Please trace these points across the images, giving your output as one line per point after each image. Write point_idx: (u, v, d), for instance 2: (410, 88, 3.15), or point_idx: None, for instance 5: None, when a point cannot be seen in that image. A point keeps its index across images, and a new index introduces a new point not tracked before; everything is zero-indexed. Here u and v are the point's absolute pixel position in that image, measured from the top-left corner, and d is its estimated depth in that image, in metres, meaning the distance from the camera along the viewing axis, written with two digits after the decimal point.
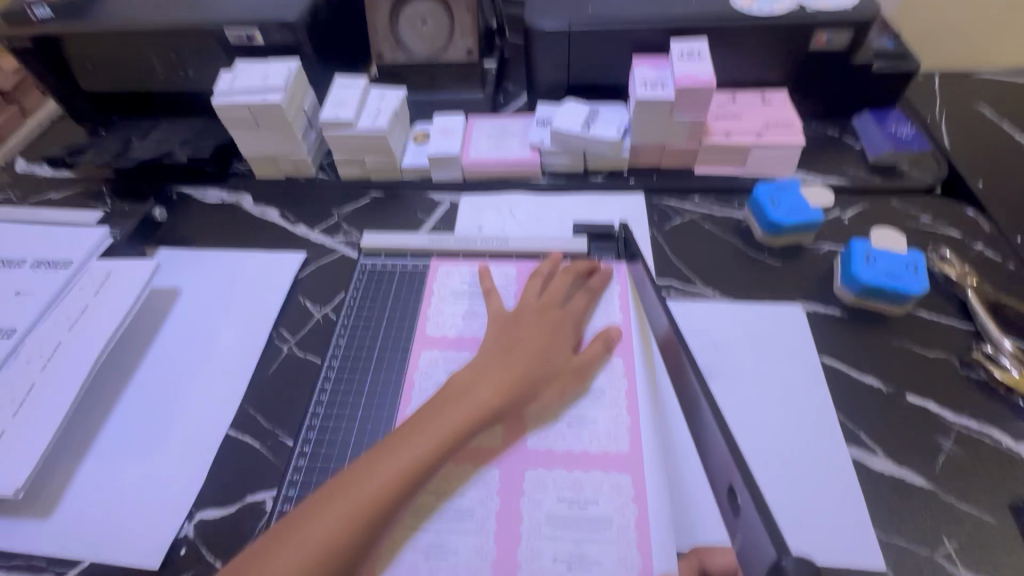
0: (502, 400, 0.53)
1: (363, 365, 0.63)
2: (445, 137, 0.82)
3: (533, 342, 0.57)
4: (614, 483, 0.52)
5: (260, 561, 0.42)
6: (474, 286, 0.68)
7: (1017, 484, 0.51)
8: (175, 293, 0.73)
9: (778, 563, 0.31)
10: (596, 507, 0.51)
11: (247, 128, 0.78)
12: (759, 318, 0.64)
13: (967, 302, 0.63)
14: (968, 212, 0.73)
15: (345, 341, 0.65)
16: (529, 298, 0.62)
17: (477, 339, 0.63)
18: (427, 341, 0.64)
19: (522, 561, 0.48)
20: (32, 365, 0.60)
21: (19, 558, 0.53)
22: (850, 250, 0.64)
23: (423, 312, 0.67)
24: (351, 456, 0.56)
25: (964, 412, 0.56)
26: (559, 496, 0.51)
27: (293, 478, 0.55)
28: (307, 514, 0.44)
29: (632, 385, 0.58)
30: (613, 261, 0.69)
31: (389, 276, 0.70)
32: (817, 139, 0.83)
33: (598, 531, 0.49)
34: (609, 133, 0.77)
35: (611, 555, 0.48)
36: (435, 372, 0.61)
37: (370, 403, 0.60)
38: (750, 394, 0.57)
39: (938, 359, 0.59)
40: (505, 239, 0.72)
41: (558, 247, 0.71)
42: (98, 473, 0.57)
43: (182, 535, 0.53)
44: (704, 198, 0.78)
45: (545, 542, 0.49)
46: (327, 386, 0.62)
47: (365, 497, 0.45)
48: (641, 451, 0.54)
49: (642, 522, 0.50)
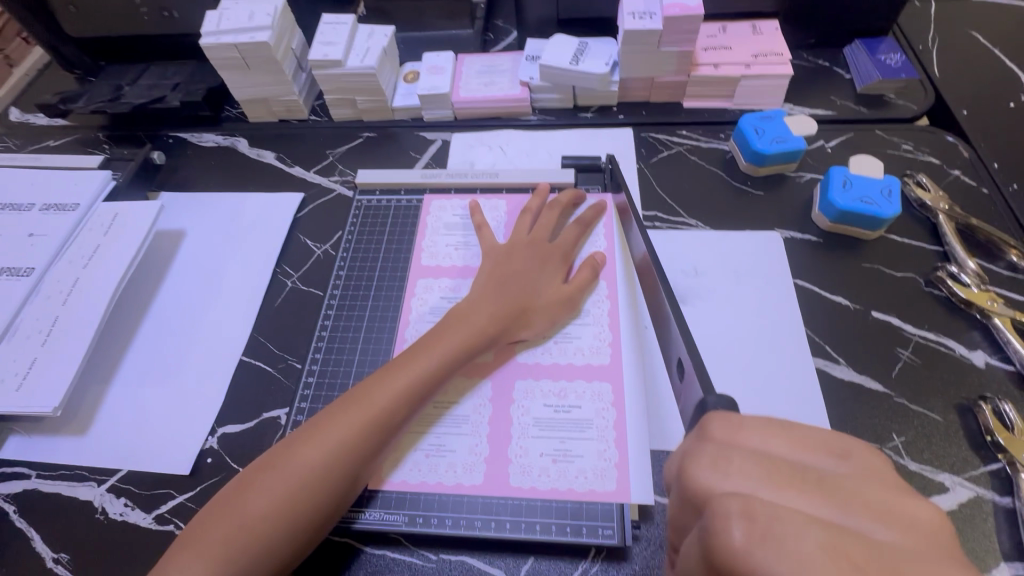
0: (497, 323, 0.57)
1: (364, 294, 0.67)
2: (435, 74, 0.82)
3: (523, 272, 0.61)
4: (595, 391, 0.57)
5: (284, 455, 0.47)
6: (466, 219, 0.72)
7: (964, 387, 0.56)
8: (181, 235, 0.76)
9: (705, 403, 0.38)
10: (579, 411, 0.56)
11: (237, 69, 0.79)
12: (739, 245, 0.67)
13: (938, 225, 0.66)
14: (949, 139, 0.74)
15: (346, 274, 0.69)
16: (520, 232, 0.66)
17: (470, 267, 0.68)
18: (422, 271, 0.68)
19: (512, 457, 0.54)
20: (54, 300, 0.64)
21: (63, 469, 0.58)
22: (829, 177, 0.66)
23: (418, 244, 0.70)
24: (356, 373, 0.62)
25: (924, 325, 0.60)
26: (546, 403, 0.57)
27: (304, 392, 0.61)
28: (325, 420, 0.49)
29: (614, 306, 0.63)
30: (599, 193, 0.72)
31: (385, 211, 0.74)
32: (807, 69, 0.83)
33: (581, 430, 0.55)
34: (597, 66, 0.77)
35: (592, 451, 0.54)
36: (430, 297, 0.66)
37: (371, 328, 0.65)
38: (726, 314, 0.61)
39: (904, 279, 0.63)
40: (495, 173, 0.75)
41: (546, 179, 0.73)
42: (126, 397, 0.62)
43: (207, 447, 0.59)
44: (692, 131, 0.79)
45: (533, 441, 0.55)
46: (331, 314, 0.66)
47: (377, 407, 0.50)
48: (621, 362, 0.59)
49: (620, 422, 0.55)
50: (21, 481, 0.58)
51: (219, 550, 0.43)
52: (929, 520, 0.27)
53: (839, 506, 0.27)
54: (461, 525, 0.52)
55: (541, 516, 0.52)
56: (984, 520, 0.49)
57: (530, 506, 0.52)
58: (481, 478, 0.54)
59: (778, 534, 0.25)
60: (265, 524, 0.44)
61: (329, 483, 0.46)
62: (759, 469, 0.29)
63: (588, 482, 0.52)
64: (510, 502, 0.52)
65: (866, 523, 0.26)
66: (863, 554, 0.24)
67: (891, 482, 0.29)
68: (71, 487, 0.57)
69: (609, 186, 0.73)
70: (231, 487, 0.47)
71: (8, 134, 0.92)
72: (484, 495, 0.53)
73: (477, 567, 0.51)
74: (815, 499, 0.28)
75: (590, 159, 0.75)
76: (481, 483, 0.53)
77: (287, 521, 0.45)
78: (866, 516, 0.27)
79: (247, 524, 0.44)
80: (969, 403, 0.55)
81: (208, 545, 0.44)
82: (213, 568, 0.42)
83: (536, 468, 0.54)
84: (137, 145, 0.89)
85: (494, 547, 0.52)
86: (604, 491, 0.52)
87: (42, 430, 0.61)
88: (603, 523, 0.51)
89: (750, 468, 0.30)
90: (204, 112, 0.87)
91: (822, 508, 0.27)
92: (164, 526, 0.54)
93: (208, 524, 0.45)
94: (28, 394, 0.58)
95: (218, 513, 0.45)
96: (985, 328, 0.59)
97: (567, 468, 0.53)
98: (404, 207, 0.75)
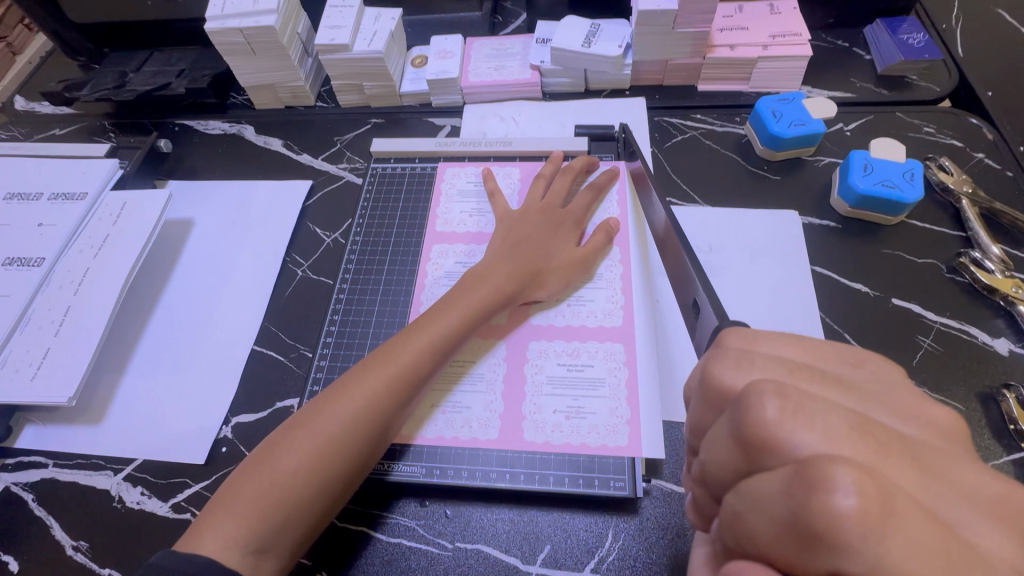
0: (512, 284, 0.57)
1: (377, 271, 0.67)
2: (444, 59, 0.80)
3: (536, 235, 0.61)
4: (608, 351, 0.57)
5: (312, 413, 0.47)
6: (479, 187, 0.71)
7: (987, 375, 0.55)
8: (189, 224, 0.75)
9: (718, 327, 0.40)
10: (592, 369, 0.56)
11: (242, 54, 0.77)
12: (758, 227, 0.65)
13: (961, 209, 0.64)
14: (973, 120, 0.72)
15: (356, 258, 0.68)
16: (533, 198, 0.65)
17: (484, 234, 0.67)
18: (438, 237, 0.68)
19: (526, 414, 0.54)
20: (65, 290, 0.64)
21: (79, 458, 0.59)
22: (848, 161, 0.65)
23: (433, 211, 0.70)
24: (370, 341, 0.62)
25: (945, 312, 0.59)
26: (559, 362, 0.57)
27: (316, 374, 0.60)
28: (352, 378, 0.49)
29: (627, 270, 0.62)
30: (612, 160, 0.71)
31: (400, 177, 0.74)
32: (825, 50, 0.81)
33: (593, 388, 0.55)
34: (610, 49, 0.75)
35: (604, 408, 0.54)
36: (445, 261, 0.66)
37: (386, 301, 0.64)
38: (742, 301, 0.60)
39: (925, 264, 0.62)
40: (509, 141, 0.74)
41: (559, 147, 0.72)
42: (139, 385, 0.62)
43: (222, 436, 0.59)
44: (707, 115, 0.77)
45: (546, 399, 0.55)
46: (342, 299, 0.65)
47: (402, 364, 0.50)
48: (633, 325, 0.58)
49: (632, 380, 0.55)
50: (38, 470, 0.58)
51: (254, 505, 0.43)
52: (942, 417, 0.28)
53: (858, 399, 0.28)
54: (476, 476, 0.52)
55: (554, 469, 0.52)
56: None
57: (544, 459, 0.52)
58: (495, 432, 0.54)
59: (810, 412, 0.25)
60: (299, 478, 0.44)
61: (359, 437, 0.46)
62: (782, 366, 0.29)
63: (600, 438, 0.52)
64: (524, 455, 0.53)
65: (885, 417, 0.27)
66: (888, 436, 0.25)
67: (905, 384, 0.30)
68: (88, 476, 0.57)
69: (621, 155, 0.72)
70: (262, 448, 0.47)
71: (13, 122, 0.91)
72: (499, 448, 0.53)
73: (492, 555, 0.50)
74: (836, 392, 0.28)
75: (603, 128, 0.74)
76: (496, 437, 0.54)
77: (321, 475, 0.44)
78: (883, 410, 0.27)
79: (281, 478, 0.44)
80: (992, 392, 0.54)
81: (241, 501, 0.43)
82: (248, 526, 0.42)
83: (549, 424, 0.53)
84: (143, 133, 0.88)
85: (507, 534, 0.50)
86: (615, 446, 0.52)
87: (58, 419, 0.61)
88: (615, 475, 0.51)
89: (773, 366, 0.29)
90: (210, 100, 0.86)
91: (843, 400, 0.27)
92: (180, 515, 0.54)
93: (240, 481, 0.44)
94: (43, 382, 0.58)
95: (251, 471, 0.45)
96: (1009, 315, 0.58)
97: (580, 423, 0.53)
98: (418, 174, 0.74)
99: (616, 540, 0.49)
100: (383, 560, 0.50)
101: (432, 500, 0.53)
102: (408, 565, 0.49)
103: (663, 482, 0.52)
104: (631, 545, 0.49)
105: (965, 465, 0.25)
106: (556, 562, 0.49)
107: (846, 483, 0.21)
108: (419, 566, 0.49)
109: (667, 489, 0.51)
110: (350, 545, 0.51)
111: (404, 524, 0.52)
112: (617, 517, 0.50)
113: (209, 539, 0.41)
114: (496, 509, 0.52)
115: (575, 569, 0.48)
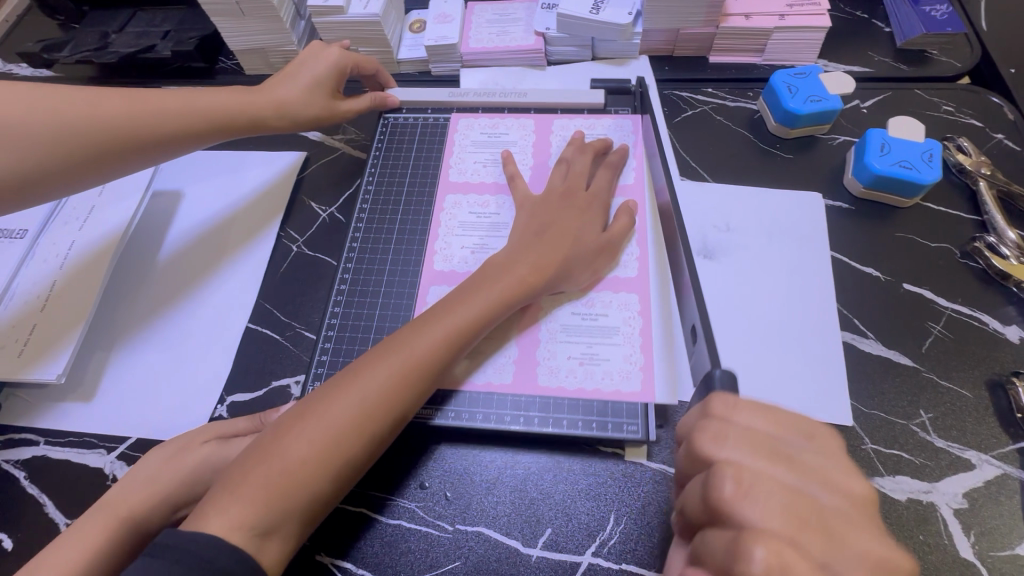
0: (538, 278, 0.54)
1: (391, 219, 0.66)
2: (444, 23, 0.76)
3: (562, 221, 0.58)
4: (622, 301, 0.57)
5: (322, 402, 0.45)
6: (493, 137, 0.70)
7: (998, 362, 0.54)
8: (178, 195, 0.72)
9: (711, 374, 0.40)
10: (606, 319, 0.56)
11: (231, 16, 0.73)
12: (771, 207, 0.63)
13: (978, 192, 0.62)
14: (994, 99, 0.70)
15: (371, 203, 0.68)
16: (556, 180, 0.62)
17: (498, 186, 0.66)
18: (451, 186, 0.67)
19: (541, 359, 0.54)
20: (50, 264, 0.62)
21: (71, 435, 0.57)
22: (865, 139, 0.62)
23: (446, 161, 0.69)
24: (384, 290, 0.62)
25: (957, 298, 0.57)
26: (574, 311, 0.57)
27: (330, 321, 0.60)
28: (363, 366, 0.48)
29: (642, 223, 0.61)
30: (628, 114, 0.69)
31: (411, 128, 0.72)
32: (845, 21, 0.77)
33: (608, 337, 0.55)
34: (619, 16, 0.71)
35: (618, 355, 0.54)
36: (460, 213, 0.65)
37: (400, 249, 0.64)
38: (750, 283, 0.58)
39: (939, 249, 0.60)
40: (523, 93, 0.72)
41: (573, 98, 0.71)
42: (128, 363, 0.61)
43: (216, 416, 0.57)
44: (718, 89, 0.74)
45: (561, 346, 0.55)
46: (355, 248, 0.65)
47: (416, 355, 0.48)
48: (647, 275, 0.58)
49: (645, 329, 0.55)
50: (29, 448, 0.57)
51: (262, 490, 0.41)
52: (859, 488, 0.36)
53: (800, 474, 0.36)
54: (491, 419, 0.52)
55: (569, 411, 0.52)
56: (1010, 497, 0.48)
57: (558, 403, 0.53)
58: (509, 377, 0.54)
59: (756, 493, 0.34)
60: (309, 466, 0.43)
61: (369, 430, 0.45)
62: (749, 443, 0.36)
63: (614, 383, 0.53)
64: (538, 399, 0.53)
65: (815, 489, 0.35)
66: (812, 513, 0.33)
67: (842, 458, 0.37)
68: (80, 454, 0.56)
69: (638, 109, 0.70)
70: (268, 433, 0.45)
71: None
72: (514, 392, 0.53)
73: (494, 538, 0.49)
74: (785, 471, 0.36)
75: (620, 82, 0.72)
76: (509, 381, 0.54)
77: (330, 466, 0.43)
78: (817, 485, 0.35)
79: (290, 465, 0.42)
80: (1001, 380, 0.53)
81: (249, 484, 0.42)
82: (259, 508, 0.41)
83: (564, 370, 0.54)
84: None
85: (508, 517, 0.50)
86: (629, 391, 0.52)
87: (47, 397, 0.59)
88: (628, 419, 0.52)
89: (743, 442, 0.36)
90: (198, 63, 0.82)
91: (786, 475, 0.35)
92: None
93: (246, 466, 0.43)
94: (31, 358, 0.56)
95: (258, 456, 0.43)
96: (1021, 301, 0.57)
97: (594, 369, 0.53)
98: (430, 125, 0.72)
99: (618, 524, 0.49)
100: (383, 542, 0.50)
101: (432, 482, 0.52)
102: (407, 547, 0.49)
103: (666, 467, 0.51)
104: (633, 529, 0.49)
105: (864, 534, 0.34)
106: (557, 545, 0.49)
107: (760, 557, 0.31)
108: (419, 548, 0.49)
109: (669, 473, 0.51)
110: (349, 523, 0.50)
111: (404, 506, 0.51)
112: (621, 518, 0.49)
113: (215, 518, 0.40)
114: (496, 491, 0.51)
115: (577, 553, 0.48)
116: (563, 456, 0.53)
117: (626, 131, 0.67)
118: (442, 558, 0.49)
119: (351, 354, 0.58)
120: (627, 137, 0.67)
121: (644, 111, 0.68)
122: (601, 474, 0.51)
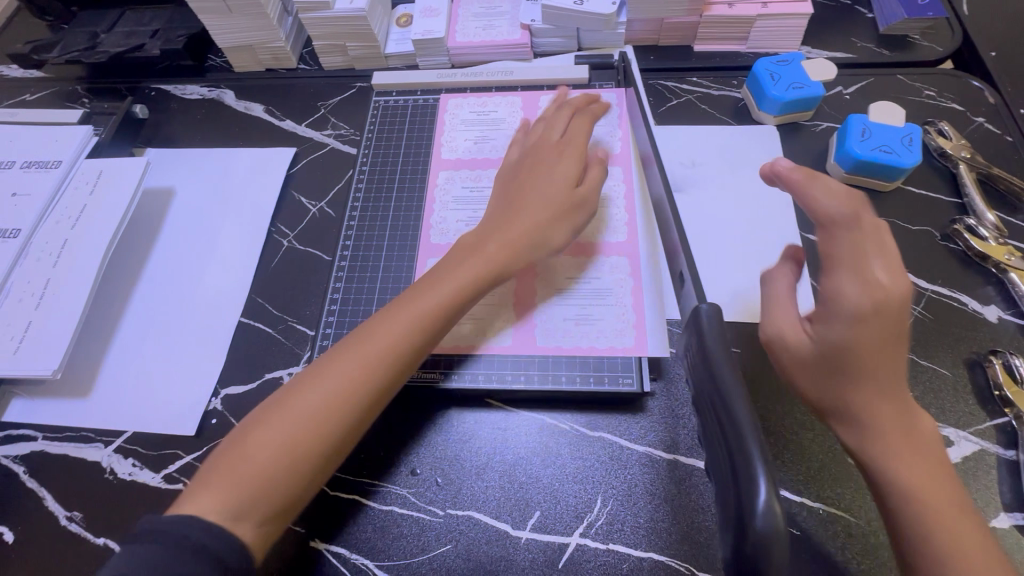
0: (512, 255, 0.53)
1: (386, 195, 0.68)
2: (430, 17, 0.76)
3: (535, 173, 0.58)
4: (613, 264, 0.59)
5: (315, 374, 0.45)
6: (481, 115, 0.72)
7: (976, 341, 0.55)
8: (170, 193, 0.73)
9: (696, 309, 0.36)
10: (599, 281, 0.58)
11: (218, 13, 0.74)
12: (753, 193, 0.64)
13: (958, 175, 0.63)
14: (974, 83, 0.70)
15: (366, 181, 0.70)
16: (529, 139, 0.63)
17: (490, 159, 0.68)
18: (443, 164, 0.69)
19: (538, 321, 0.57)
20: (44, 263, 0.62)
21: (69, 431, 0.58)
22: (847, 125, 0.63)
23: (438, 139, 0.71)
24: (384, 260, 0.64)
25: (938, 280, 0.58)
26: (568, 275, 0.59)
27: (333, 296, 0.62)
28: (378, 319, 0.48)
29: (630, 189, 0.63)
30: (612, 87, 0.71)
31: (402, 109, 0.74)
32: (829, 8, 0.78)
33: (600, 297, 0.57)
34: (603, 6, 0.71)
35: (612, 314, 0.56)
36: (452, 188, 0.67)
37: (397, 224, 0.66)
38: (736, 267, 0.59)
39: (920, 231, 0.61)
40: (510, 70, 0.74)
41: (558, 74, 0.73)
42: (123, 359, 0.61)
43: (211, 408, 0.58)
44: (703, 78, 0.74)
45: (557, 308, 0.57)
46: (353, 224, 0.67)
47: (419, 308, 0.49)
48: (637, 238, 0.60)
49: (637, 289, 0.58)
50: (28, 443, 0.58)
51: (276, 454, 0.41)
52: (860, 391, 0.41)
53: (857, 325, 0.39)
54: (493, 379, 0.55)
55: (566, 369, 0.55)
56: (987, 472, 0.49)
57: (556, 361, 0.55)
58: (510, 340, 0.56)
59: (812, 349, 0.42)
60: (325, 424, 0.43)
61: (378, 379, 0.45)
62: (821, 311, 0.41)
63: (608, 340, 0.55)
64: (537, 359, 0.55)
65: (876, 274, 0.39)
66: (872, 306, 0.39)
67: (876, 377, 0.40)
68: (78, 448, 0.57)
69: (622, 83, 0.72)
70: (279, 394, 0.45)
71: None
72: (514, 353, 0.56)
73: (483, 521, 0.50)
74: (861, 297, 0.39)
75: (603, 57, 0.74)
76: (510, 343, 0.56)
77: (342, 416, 0.43)
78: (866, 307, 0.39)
79: (303, 426, 0.42)
80: (980, 358, 0.54)
81: (260, 449, 0.41)
82: (262, 484, 0.40)
83: (560, 331, 0.56)
84: (119, 98, 0.84)
85: (498, 501, 0.51)
86: (622, 347, 0.55)
87: (44, 394, 0.60)
88: (623, 373, 0.54)
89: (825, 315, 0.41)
90: (186, 62, 0.82)
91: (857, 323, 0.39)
92: (173, 485, 0.55)
93: (258, 428, 0.42)
94: (26, 356, 0.57)
95: (268, 417, 0.43)
96: (1000, 281, 0.58)
97: (589, 329, 0.56)
98: (421, 106, 0.74)
99: (604, 505, 0.50)
100: (376, 528, 0.51)
101: (421, 470, 0.53)
102: (400, 531, 0.50)
103: (651, 449, 0.52)
104: (619, 510, 0.50)
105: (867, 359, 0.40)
106: (545, 527, 0.50)
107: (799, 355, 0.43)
108: (410, 532, 0.50)
109: (654, 455, 0.52)
110: (342, 511, 0.51)
111: (396, 494, 0.52)
112: (608, 501, 0.50)
113: (215, 493, 0.39)
114: (484, 475, 0.52)
115: (565, 534, 0.49)
116: (552, 441, 0.54)
117: (611, 104, 0.70)
118: (433, 541, 0.50)
119: (355, 323, 0.60)
120: (612, 110, 0.69)
121: (627, 84, 0.70)
122: (588, 458, 0.52)
